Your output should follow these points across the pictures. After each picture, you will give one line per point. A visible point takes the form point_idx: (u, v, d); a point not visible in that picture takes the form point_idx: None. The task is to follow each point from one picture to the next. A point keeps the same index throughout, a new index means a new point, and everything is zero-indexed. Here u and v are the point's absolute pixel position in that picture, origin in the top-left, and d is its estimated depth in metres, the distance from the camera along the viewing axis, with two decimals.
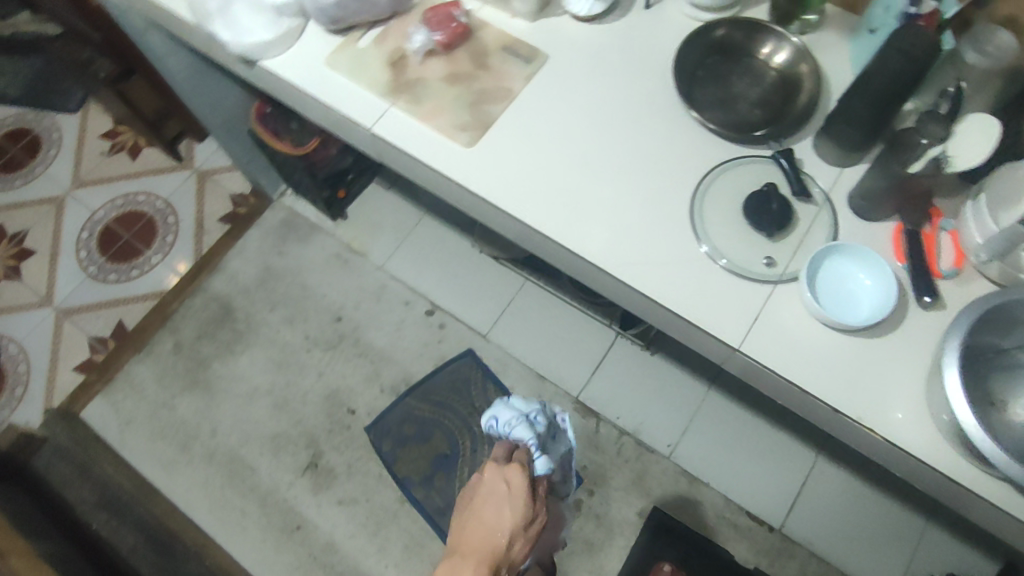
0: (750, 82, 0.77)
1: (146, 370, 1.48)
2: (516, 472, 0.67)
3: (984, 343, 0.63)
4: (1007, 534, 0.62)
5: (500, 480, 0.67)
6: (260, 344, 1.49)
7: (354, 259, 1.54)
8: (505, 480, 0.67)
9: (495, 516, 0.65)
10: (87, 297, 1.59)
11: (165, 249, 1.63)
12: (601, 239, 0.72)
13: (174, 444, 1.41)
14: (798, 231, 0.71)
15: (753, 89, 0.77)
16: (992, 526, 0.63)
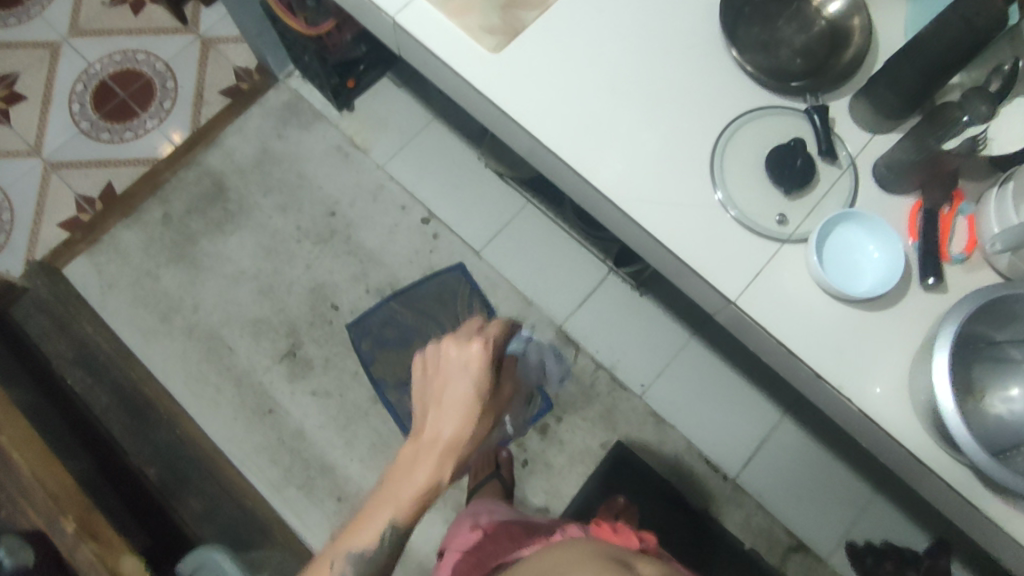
0: (797, 28, 0.73)
1: (132, 237, 1.46)
2: (476, 347, 0.61)
3: (977, 333, 0.63)
4: (953, 515, 0.64)
5: (458, 361, 0.62)
6: (251, 227, 1.47)
7: (354, 154, 1.50)
8: (464, 362, 0.61)
9: (453, 399, 0.61)
10: (77, 153, 1.54)
11: (162, 114, 1.57)
12: (617, 170, 0.69)
13: (154, 313, 1.41)
14: (816, 193, 0.69)
15: (799, 36, 0.73)
16: (940, 506, 0.65)
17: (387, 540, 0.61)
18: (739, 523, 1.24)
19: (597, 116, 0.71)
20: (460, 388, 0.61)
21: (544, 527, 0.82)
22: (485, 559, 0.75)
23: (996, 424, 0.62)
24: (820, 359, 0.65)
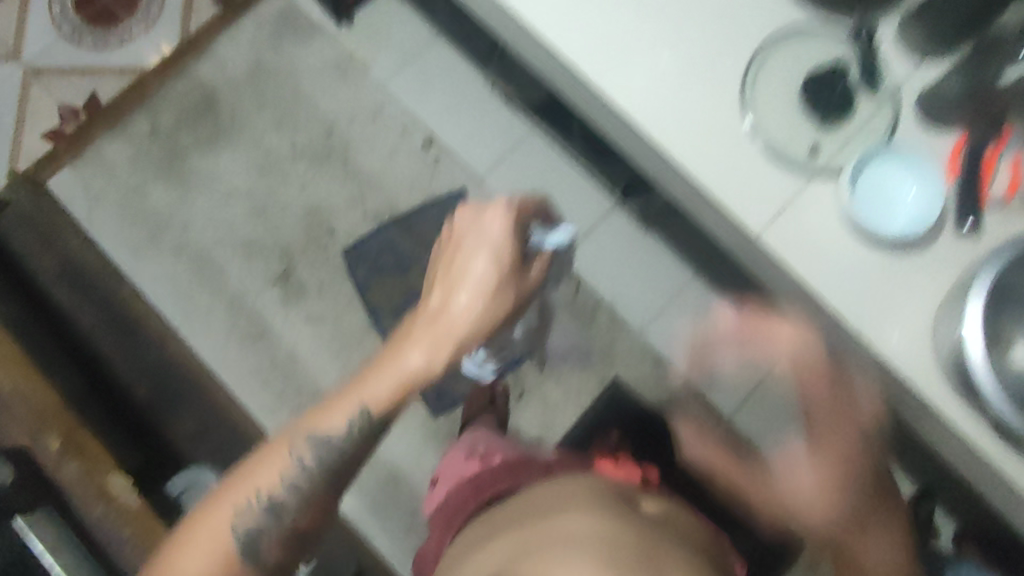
0: None
1: (120, 150, 1.41)
2: (499, 216, 0.64)
3: (1009, 281, 0.59)
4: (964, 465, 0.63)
5: (481, 228, 0.64)
6: (243, 144, 1.40)
7: (353, 71, 1.42)
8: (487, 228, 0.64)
9: (468, 284, 0.63)
10: (58, 58, 1.45)
11: (149, 19, 1.46)
12: (639, 89, 0.64)
13: (143, 230, 1.37)
14: (853, 124, 0.65)
15: None
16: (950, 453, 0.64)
17: (354, 428, 0.62)
18: None
19: (619, 31, 0.65)
20: (481, 258, 0.63)
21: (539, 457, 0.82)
22: (482, 488, 0.74)
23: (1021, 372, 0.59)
24: (843, 302, 0.61)
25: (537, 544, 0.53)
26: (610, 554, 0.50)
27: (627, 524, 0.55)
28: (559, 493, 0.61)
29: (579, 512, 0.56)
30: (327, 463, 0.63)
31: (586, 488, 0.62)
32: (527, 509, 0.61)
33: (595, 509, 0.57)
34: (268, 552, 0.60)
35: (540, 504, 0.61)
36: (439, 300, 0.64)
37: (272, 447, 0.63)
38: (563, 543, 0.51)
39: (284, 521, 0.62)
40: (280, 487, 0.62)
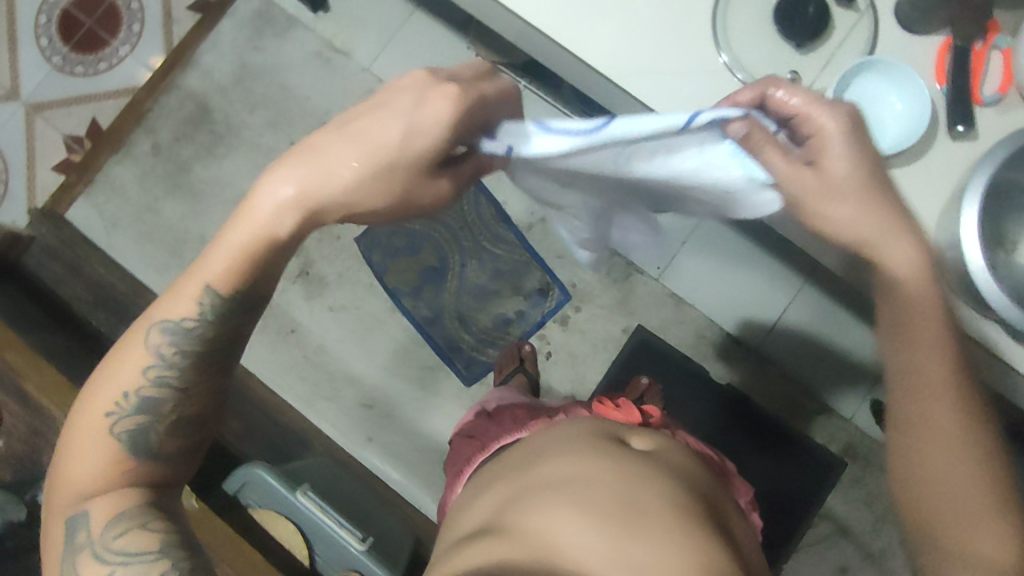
0: None
1: (126, 172, 1.44)
2: (442, 100, 0.49)
3: (1010, 179, 0.59)
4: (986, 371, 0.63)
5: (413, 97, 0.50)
6: (242, 148, 1.42)
7: (336, 58, 1.42)
8: (421, 99, 0.49)
9: (347, 145, 0.52)
10: (54, 91, 1.48)
11: (132, 40, 1.48)
12: (609, 41, 0.63)
13: (163, 247, 1.41)
14: (831, 43, 0.63)
15: None
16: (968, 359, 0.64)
17: (207, 307, 0.60)
18: (762, 391, 1.26)
19: None
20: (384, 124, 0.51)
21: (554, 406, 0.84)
22: (489, 443, 0.77)
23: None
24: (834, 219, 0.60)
25: (536, 491, 0.57)
26: (595, 504, 0.54)
27: (618, 461, 0.58)
28: (558, 440, 0.65)
29: (574, 456, 0.60)
30: (191, 352, 0.61)
31: (580, 433, 0.65)
32: (525, 456, 0.65)
33: (587, 450, 0.60)
34: (159, 444, 0.61)
35: (539, 452, 0.64)
36: (306, 150, 0.53)
37: (127, 339, 0.61)
38: (557, 492, 0.56)
39: (163, 413, 0.61)
40: (146, 380, 0.60)
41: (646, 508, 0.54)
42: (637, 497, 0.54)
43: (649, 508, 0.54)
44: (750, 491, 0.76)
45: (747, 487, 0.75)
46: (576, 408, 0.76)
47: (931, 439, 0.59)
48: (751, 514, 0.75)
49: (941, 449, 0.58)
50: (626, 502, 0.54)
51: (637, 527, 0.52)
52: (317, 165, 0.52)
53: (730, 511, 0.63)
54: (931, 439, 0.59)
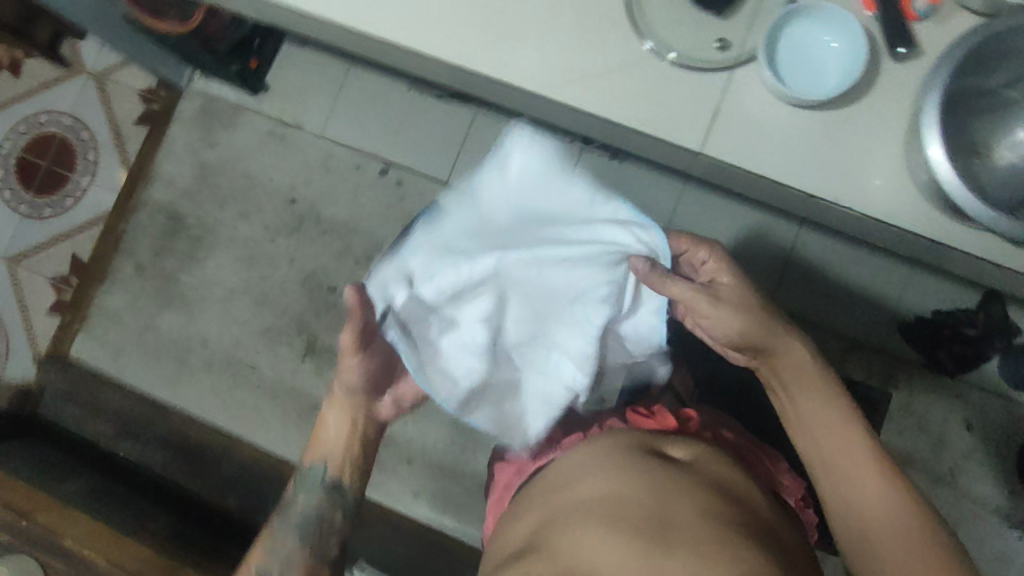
0: None
1: (117, 297, 1.45)
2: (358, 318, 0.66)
3: (965, 87, 0.57)
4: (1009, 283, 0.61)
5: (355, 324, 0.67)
6: (221, 245, 1.43)
7: (288, 133, 1.42)
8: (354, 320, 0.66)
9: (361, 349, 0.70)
10: (29, 239, 1.50)
11: (91, 169, 1.50)
12: (532, 59, 0.62)
13: (170, 360, 1.41)
14: (752, 4, 0.63)
15: None
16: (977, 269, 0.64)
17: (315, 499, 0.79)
18: None
19: (490, 13, 0.63)
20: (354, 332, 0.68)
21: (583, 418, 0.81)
22: (525, 466, 0.75)
23: (1005, 175, 0.58)
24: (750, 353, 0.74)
25: (568, 512, 0.58)
26: (624, 521, 0.55)
27: (646, 473, 0.58)
28: (590, 452, 0.63)
29: (604, 472, 0.60)
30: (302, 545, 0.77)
31: (611, 446, 0.63)
32: (556, 472, 0.64)
33: (618, 464, 0.60)
34: None
35: (569, 465, 0.64)
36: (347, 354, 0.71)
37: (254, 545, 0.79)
38: (588, 515, 0.56)
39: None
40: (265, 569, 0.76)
41: (681, 522, 0.54)
42: (667, 513, 0.55)
43: (681, 521, 0.54)
44: (799, 485, 0.73)
45: (797, 482, 0.72)
46: (610, 418, 0.73)
47: (851, 476, 0.64)
48: (801, 510, 0.72)
49: (862, 479, 0.63)
50: (657, 519, 0.55)
51: (668, 541, 0.53)
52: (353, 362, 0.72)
53: (767, 504, 0.61)
54: (856, 477, 0.63)
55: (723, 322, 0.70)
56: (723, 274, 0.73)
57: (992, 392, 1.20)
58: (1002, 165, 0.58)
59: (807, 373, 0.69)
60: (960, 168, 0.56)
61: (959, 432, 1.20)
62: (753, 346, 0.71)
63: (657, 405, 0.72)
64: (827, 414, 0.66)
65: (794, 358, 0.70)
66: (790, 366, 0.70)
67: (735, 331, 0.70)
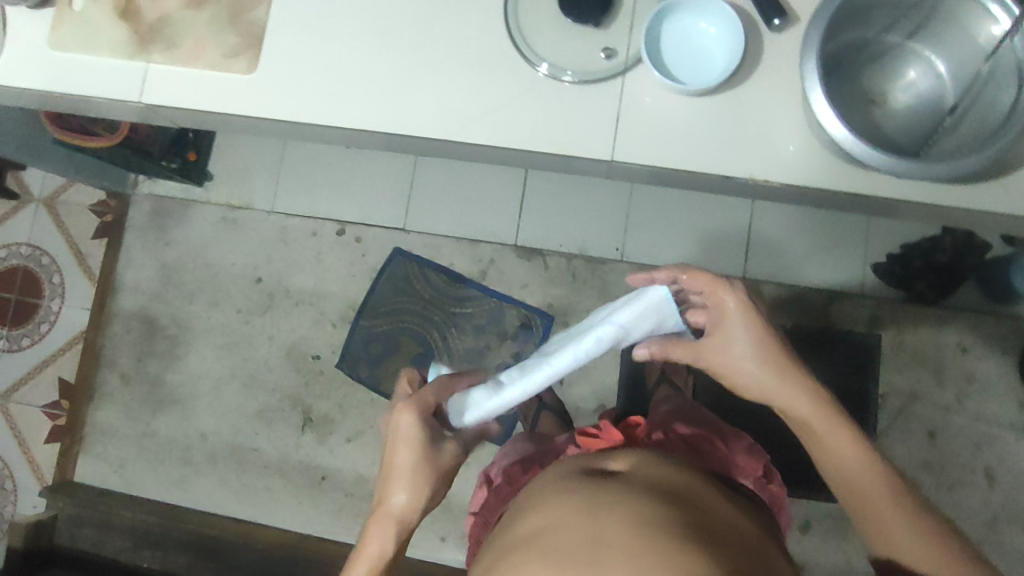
0: None
1: (109, 413, 1.45)
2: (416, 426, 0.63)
3: (845, 43, 0.59)
4: (941, 217, 0.61)
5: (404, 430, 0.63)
6: (199, 338, 1.43)
7: (240, 216, 1.43)
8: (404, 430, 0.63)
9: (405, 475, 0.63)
10: (14, 372, 1.52)
11: (59, 291, 1.52)
12: (431, 108, 0.64)
13: (175, 462, 1.41)
14: (627, 6, 0.64)
15: None
16: (919, 218, 0.63)
17: None
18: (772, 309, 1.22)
19: (382, 72, 0.65)
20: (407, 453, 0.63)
21: (547, 445, 0.84)
22: (490, 515, 0.75)
23: (902, 119, 0.60)
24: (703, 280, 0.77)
25: (510, 551, 0.54)
26: (559, 548, 0.50)
27: (587, 493, 0.55)
28: (544, 489, 0.62)
29: (551, 507, 0.56)
30: None
31: (559, 479, 0.62)
32: (513, 514, 0.63)
33: (562, 494, 0.58)
34: None
35: (525, 508, 0.61)
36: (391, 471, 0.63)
37: None
38: (530, 547, 0.52)
39: None
40: None
41: (610, 537, 0.48)
42: (600, 522, 0.50)
43: (611, 527, 0.49)
44: (760, 458, 0.76)
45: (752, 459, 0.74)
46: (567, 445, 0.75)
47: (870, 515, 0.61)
48: (765, 487, 0.73)
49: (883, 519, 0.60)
50: (590, 531, 0.50)
51: (598, 557, 0.47)
52: (403, 478, 0.63)
53: (725, 514, 0.57)
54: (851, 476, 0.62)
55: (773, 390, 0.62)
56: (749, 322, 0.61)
57: (974, 309, 1.21)
58: (898, 108, 0.60)
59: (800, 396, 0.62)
60: (854, 126, 0.59)
61: (953, 356, 1.20)
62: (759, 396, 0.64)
63: (603, 422, 0.74)
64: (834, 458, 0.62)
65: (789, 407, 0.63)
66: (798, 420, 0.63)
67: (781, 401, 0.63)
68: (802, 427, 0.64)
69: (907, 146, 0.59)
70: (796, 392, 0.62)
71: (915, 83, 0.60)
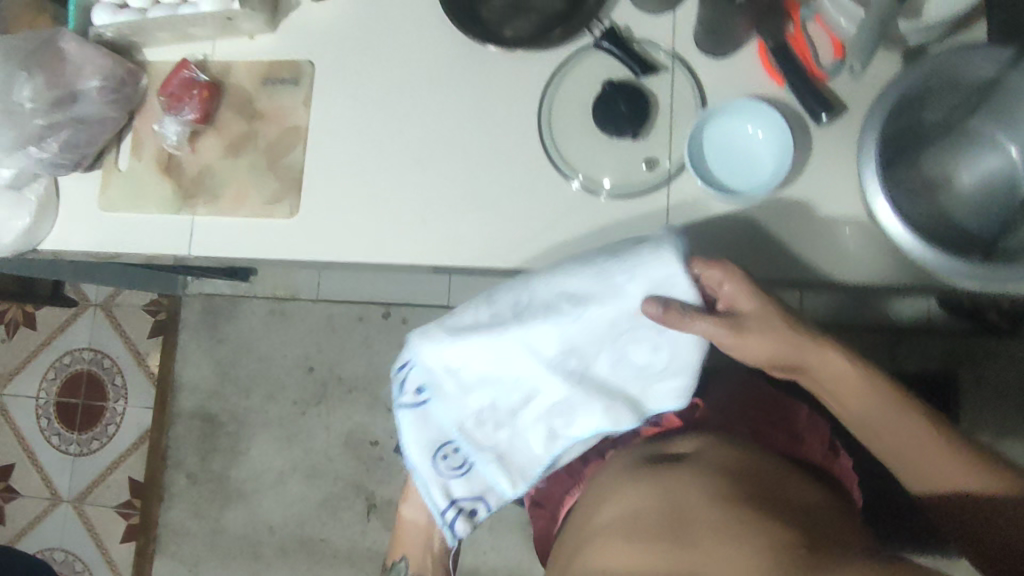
0: None
1: (178, 512, 1.47)
2: None
3: (902, 128, 0.55)
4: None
5: None
6: (259, 432, 1.44)
7: (288, 307, 1.44)
8: None
9: None
10: (86, 475, 1.56)
11: (121, 392, 1.57)
12: (474, 236, 0.63)
13: (245, 556, 1.42)
14: (662, 111, 0.62)
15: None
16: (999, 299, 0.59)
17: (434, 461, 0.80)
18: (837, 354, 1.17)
19: (422, 202, 0.65)
20: None
21: None
22: (557, 509, 0.65)
23: (969, 203, 0.56)
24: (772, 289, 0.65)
25: (591, 539, 0.53)
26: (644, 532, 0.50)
27: (658, 482, 0.53)
28: (596, 485, 0.59)
29: (621, 492, 0.55)
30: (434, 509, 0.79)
31: (617, 468, 0.59)
32: (581, 504, 0.59)
33: (619, 488, 0.55)
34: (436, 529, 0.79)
35: (588, 503, 0.58)
36: None
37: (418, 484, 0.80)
38: (609, 545, 0.51)
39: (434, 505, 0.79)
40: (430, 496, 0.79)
41: (693, 511, 0.49)
42: (681, 506, 0.50)
43: (696, 515, 0.48)
44: (822, 430, 0.63)
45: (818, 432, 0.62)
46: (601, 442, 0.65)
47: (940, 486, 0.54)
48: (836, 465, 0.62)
49: (924, 472, 0.55)
50: (669, 520, 0.49)
51: (685, 534, 0.48)
52: None
53: (800, 487, 0.53)
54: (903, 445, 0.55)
55: (757, 349, 0.55)
56: (746, 297, 0.55)
57: None
58: (965, 193, 0.57)
59: (847, 376, 0.55)
60: (920, 217, 0.55)
61: None
62: (780, 367, 0.57)
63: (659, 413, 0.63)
64: (888, 429, 0.55)
65: (834, 375, 0.56)
66: (835, 376, 0.56)
67: (771, 357, 0.56)
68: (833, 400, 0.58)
69: (977, 233, 0.56)
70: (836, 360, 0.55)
71: (981, 164, 0.56)
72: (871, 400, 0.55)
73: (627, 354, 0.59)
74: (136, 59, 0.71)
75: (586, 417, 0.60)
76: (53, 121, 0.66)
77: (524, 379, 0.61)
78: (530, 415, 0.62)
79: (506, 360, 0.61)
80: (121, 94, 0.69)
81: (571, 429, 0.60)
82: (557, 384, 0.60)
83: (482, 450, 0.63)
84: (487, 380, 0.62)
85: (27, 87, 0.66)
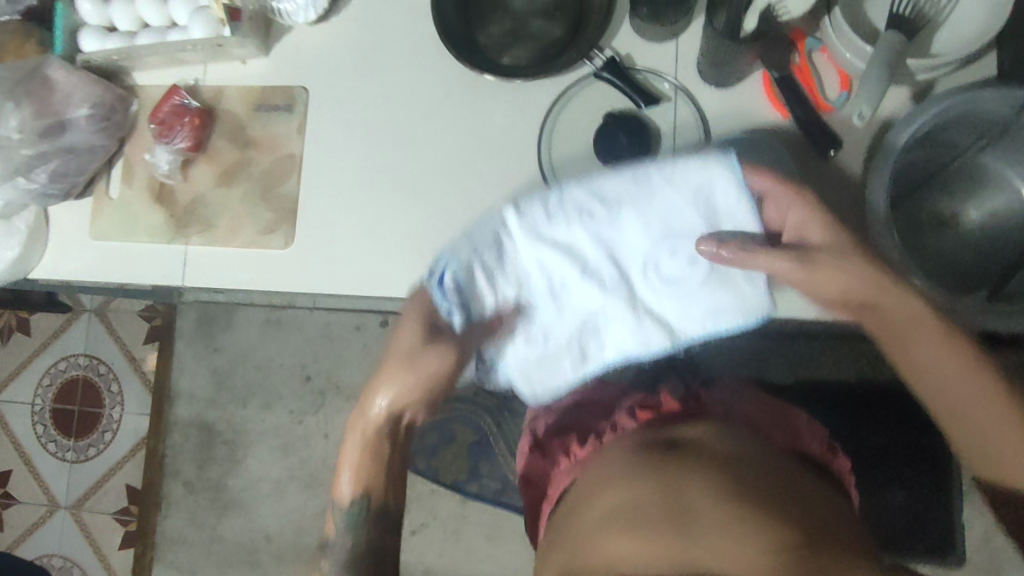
0: (544, 14, 0.63)
1: (176, 520, 1.47)
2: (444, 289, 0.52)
3: (906, 163, 0.55)
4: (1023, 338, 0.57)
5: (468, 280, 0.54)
6: (256, 440, 1.43)
7: (284, 316, 1.43)
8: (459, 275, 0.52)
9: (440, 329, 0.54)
10: (83, 482, 1.56)
11: (118, 399, 1.56)
12: None
13: (244, 563, 1.43)
14: (664, 144, 0.60)
15: (552, 25, 0.63)
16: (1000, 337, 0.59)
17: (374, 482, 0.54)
18: None
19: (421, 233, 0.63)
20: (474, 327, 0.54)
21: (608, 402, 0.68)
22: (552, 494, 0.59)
23: (974, 240, 0.56)
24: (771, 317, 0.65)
25: (581, 530, 0.49)
26: (643, 524, 0.46)
27: (660, 471, 0.49)
28: (591, 471, 0.55)
29: (616, 484, 0.51)
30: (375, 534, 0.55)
31: (612, 456, 0.55)
32: (574, 494, 0.55)
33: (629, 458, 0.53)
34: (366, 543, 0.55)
35: (583, 491, 0.54)
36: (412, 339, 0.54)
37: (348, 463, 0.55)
38: (608, 534, 0.47)
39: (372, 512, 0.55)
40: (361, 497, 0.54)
41: (693, 509, 0.46)
42: (685, 502, 0.46)
43: (698, 510, 0.45)
44: (820, 431, 0.58)
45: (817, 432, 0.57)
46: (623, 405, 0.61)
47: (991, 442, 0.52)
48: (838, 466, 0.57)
49: (987, 434, 0.52)
50: (672, 512, 0.46)
51: (687, 529, 0.44)
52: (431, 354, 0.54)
53: (802, 483, 0.49)
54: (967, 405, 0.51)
55: (826, 283, 0.52)
56: (818, 228, 0.52)
57: None
58: (971, 230, 0.56)
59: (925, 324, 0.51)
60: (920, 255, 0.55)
61: None
62: (851, 306, 0.53)
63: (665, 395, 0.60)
64: (950, 387, 0.51)
65: (909, 323, 0.51)
66: (910, 323, 0.51)
67: (843, 291, 0.52)
68: (901, 346, 0.53)
69: (981, 273, 0.55)
70: (913, 304, 0.51)
71: (988, 201, 0.55)
72: (950, 354, 0.51)
73: (662, 264, 0.55)
74: (126, 83, 0.70)
75: (619, 330, 0.57)
76: (42, 151, 0.65)
77: (561, 289, 0.56)
78: (564, 325, 0.57)
79: (547, 268, 0.55)
80: (111, 122, 0.68)
81: (606, 347, 0.58)
82: (592, 292, 0.55)
83: (508, 359, 0.58)
84: (521, 289, 0.56)
85: (13, 117, 0.65)
